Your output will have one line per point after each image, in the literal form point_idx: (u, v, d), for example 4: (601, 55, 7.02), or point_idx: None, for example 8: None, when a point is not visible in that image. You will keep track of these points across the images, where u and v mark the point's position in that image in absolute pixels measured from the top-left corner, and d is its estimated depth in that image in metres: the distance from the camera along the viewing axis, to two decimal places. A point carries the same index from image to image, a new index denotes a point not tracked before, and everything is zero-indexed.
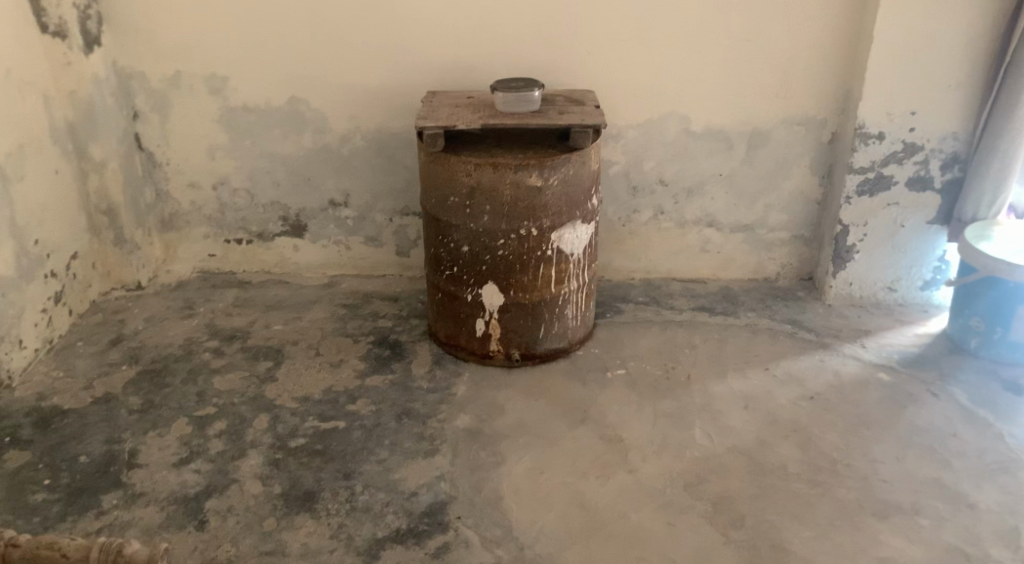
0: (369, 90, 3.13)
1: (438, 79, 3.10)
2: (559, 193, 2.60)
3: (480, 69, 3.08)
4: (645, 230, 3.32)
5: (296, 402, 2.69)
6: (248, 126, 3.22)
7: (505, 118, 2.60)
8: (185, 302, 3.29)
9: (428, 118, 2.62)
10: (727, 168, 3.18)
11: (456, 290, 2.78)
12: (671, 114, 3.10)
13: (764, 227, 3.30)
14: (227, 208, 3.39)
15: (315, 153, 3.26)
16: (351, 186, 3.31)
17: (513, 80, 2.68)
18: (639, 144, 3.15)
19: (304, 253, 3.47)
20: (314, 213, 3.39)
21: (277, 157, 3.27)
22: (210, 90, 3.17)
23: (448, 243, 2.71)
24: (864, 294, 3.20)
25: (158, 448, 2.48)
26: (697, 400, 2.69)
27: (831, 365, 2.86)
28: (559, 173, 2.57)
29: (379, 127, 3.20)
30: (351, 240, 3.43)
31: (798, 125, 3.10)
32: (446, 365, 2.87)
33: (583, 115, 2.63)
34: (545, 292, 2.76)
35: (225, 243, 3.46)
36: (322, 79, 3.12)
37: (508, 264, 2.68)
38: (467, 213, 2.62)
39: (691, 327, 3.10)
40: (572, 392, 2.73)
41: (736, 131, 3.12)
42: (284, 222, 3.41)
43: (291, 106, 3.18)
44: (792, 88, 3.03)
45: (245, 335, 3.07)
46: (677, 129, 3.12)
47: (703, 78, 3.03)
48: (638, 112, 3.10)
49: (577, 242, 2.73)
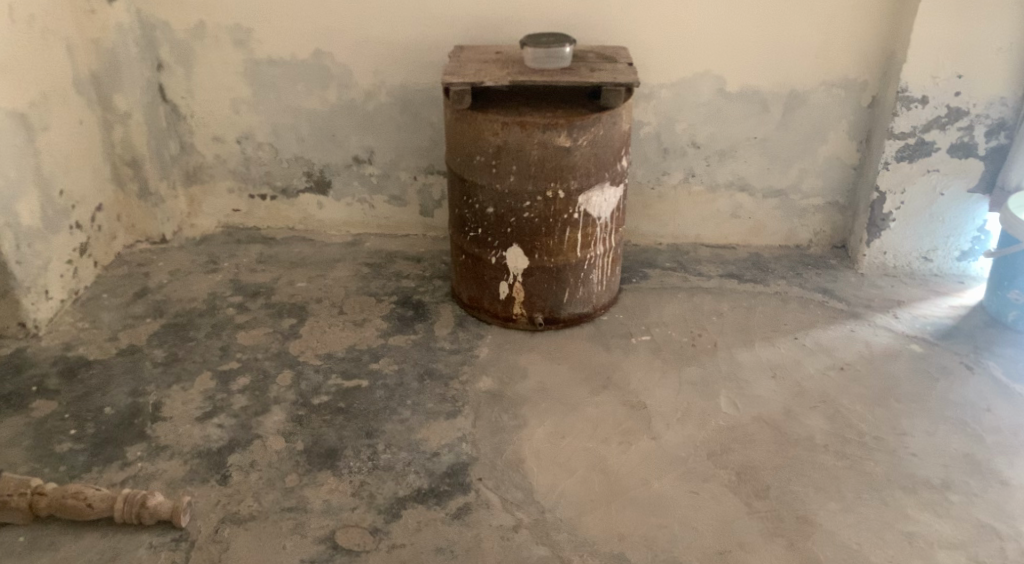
0: (396, 45, 3.07)
1: (466, 34, 3.03)
2: (587, 155, 2.54)
3: (510, 25, 3.00)
4: (675, 194, 3.26)
5: (319, 359, 2.69)
6: (273, 79, 3.18)
7: (534, 75, 2.52)
8: (210, 257, 3.29)
9: (454, 73, 2.55)
10: (761, 131, 3.10)
11: (481, 251, 2.77)
12: (705, 75, 3.01)
13: (798, 193, 3.22)
14: (252, 163, 3.36)
15: (340, 108, 3.21)
16: (376, 142, 3.27)
17: (544, 35, 2.58)
18: (670, 105, 3.07)
19: (328, 211, 3.44)
20: (338, 170, 3.35)
21: (302, 112, 3.23)
22: (236, 42, 3.12)
23: (474, 204, 2.69)
24: (898, 264, 3.12)
25: (181, 401, 2.49)
26: (722, 367, 2.65)
27: (861, 336, 2.79)
28: (589, 133, 2.51)
29: (404, 83, 3.14)
30: (375, 198, 3.40)
31: (837, 87, 3.00)
32: (470, 326, 2.86)
33: (615, 73, 2.55)
34: (571, 256, 2.73)
35: (249, 198, 3.44)
36: (348, 32, 3.06)
37: (533, 227, 2.65)
38: (493, 174, 2.58)
39: (718, 294, 3.05)
40: (595, 357, 2.70)
41: (771, 93, 3.03)
42: (308, 178, 3.38)
43: (316, 60, 3.12)
44: (832, 48, 2.93)
45: (269, 291, 3.06)
46: (711, 90, 3.03)
47: (740, 37, 2.93)
48: (672, 71, 3.01)
49: (604, 205, 2.69)
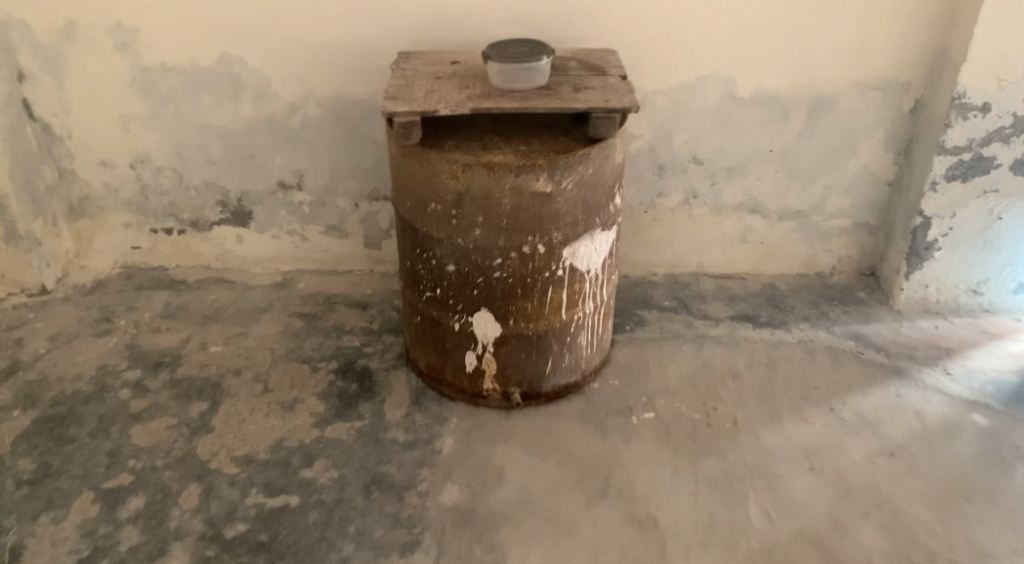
0: (322, 46, 2.43)
1: (411, 31, 2.39)
2: (573, 199, 2.00)
3: (466, 19, 2.36)
4: (672, 217, 2.71)
5: (236, 465, 2.10)
6: (168, 90, 2.52)
7: (502, 99, 1.94)
8: (103, 311, 2.65)
9: (398, 98, 1.97)
10: (779, 142, 2.53)
11: (440, 316, 2.19)
12: (711, 77, 2.41)
13: (821, 214, 2.66)
14: (150, 191, 2.71)
15: (257, 124, 2.57)
16: (305, 165, 2.65)
17: (512, 44, 2.00)
18: (668, 114, 2.49)
19: (250, 245, 2.82)
20: (260, 197, 2.72)
21: (210, 129, 2.58)
22: (116, 44, 2.44)
23: (429, 260, 2.12)
24: (942, 298, 2.60)
25: (50, 542, 1.90)
26: (747, 458, 2.11)
27: (909, 403, 2.27)
28: (575, 174, 1.96)
29: (336, 92, 2.50)
30: (308, 229, 2.79)
31: (873, 89, 2.42)
32: (429, 406, 2.28)
33: (606, 93, 1.98)
34: (554, 320, 2.17)
35: (151, 232, 2.79)
36: (261, 31, 2.41)
37: (507, 288, 2.08)
38: (454, 225, 2.02)
39: (731, 344, 2.51)
40: (588, 446, 2.15)
41: (793, 97, 2.44)
42: (223, 208, 2.74)
43: (223, 65, 2.47)
44: (869, 42, 2.35)
45: (175, 361, 2.45)
46: (718, 94, 2.45)
47: (756, 29, 2.34)
48: (671, 74, 2.41)
49: (594, 256, 2.14)
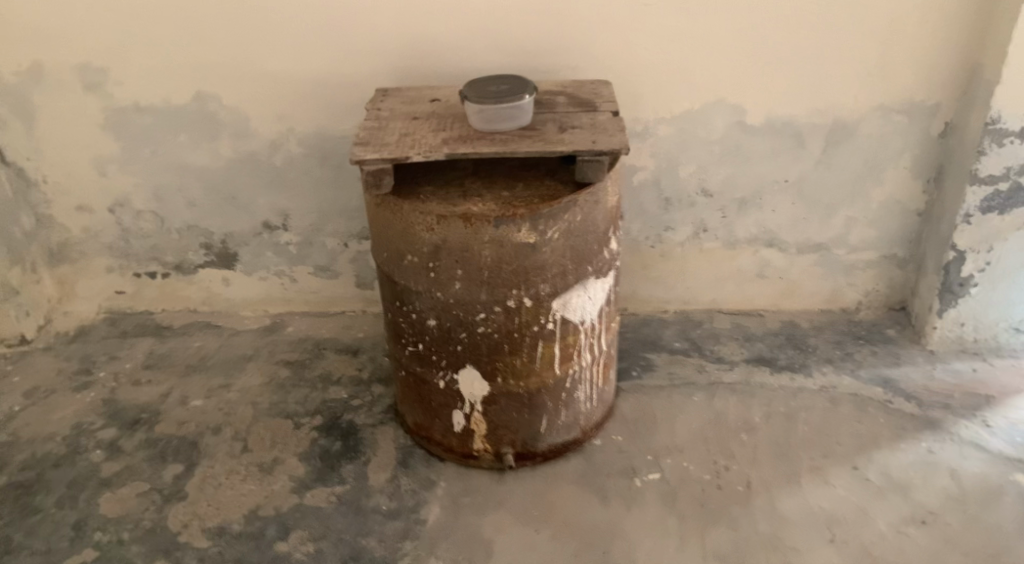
0: (302, 81, 2.28)
1: (393, 65, 2.23)
2: (561, 249, 1.82)
3: (452, 50, 2.20)
4: (682, 251, 2.52)
5: (207, 538, 1.96)
6: (144, 131, 2.39)
7: (481, 143, 1.79)
8: (83, 362, 2.53)
9: (369, 143, 1.82)
10: (795, 172, 2.34)
11: (424, 373, 2.03)
12: (718, 103, 2.24)
13: (844, 246, 2.46)
14: (132, 235, 2.59)
15: (238, 163, 2.43)
16: (290, 205, 2.51)
17: (493, 82, 1.84)
18: (673, 144, 2.32)
19: (237, 288, 2.69)
20: (244, 239, 2.59)
21: (190, 171, 2.46)
22: (86, 85, 2.32)
23: (409, 314, 1.96)
24: (980, 337, 2.37)
25: None
26: (761, 527, 1.92)
27: (944, 461, 2.06)
28: (561, 223, 1.79)
29: (319, 128, 2.36)
30: (297, 270, 2.64)
31: (896, 112, 2.23)
32: (416, 467, 2.12)
33: (595, 133, 1.82)
34: (547, 377, 1.99)
35: (135, 277, 2.67)
36: (237, 68, 2.27)
37: (493, 345, 1.91)
38: (432, 279, 1.86)
39: (746, 393, 2.31)
40: (586, 514, 1.97)
41: (808, 123, 2.26)
42: (207, 251, 2.61)
43: (198, 104, 2.34)
44: (892, 63, 2.16)
45: (153, 419, 2.32)
46: (726, 122, 2.27)
47: (766, 53, 2.16)
48: (675, 101, 2.24)
49: (588, 307, 1.97)
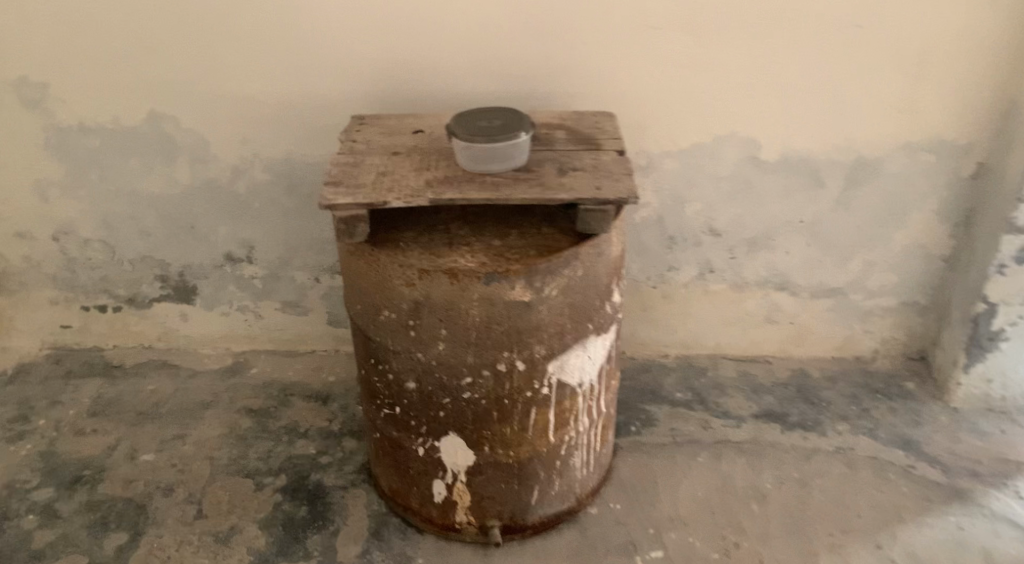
0: (268, 103, 2.04)
1: (371, 86, 2.00)
2: (559, 307, 1.61)
3: (437, 72, 1.97)
4: (685, 293, 2.31)
5: None
6: (91, 153, 2.15)
7: (470, 187, 1.57)
8: (21, 407, 2.28)
9: (342, 183, 1.59)
10: (812, 212, 2.13)
11: (401, 438, 1.80)
12: (730, 137, 2.02)
13: (860, 291, 2.26)
14: (78, 265, 2.34)
15: (196, 191, 2.19)
16: (255, 236, 2.26)
17: (484, 116, 1.63)
18: (678, 179, 2.10)
19: (196, 324, 2.44)
20: (204, 271, 2.34)
21: (142, 197, 2.21)
22: (25, 102, 2.07)
23: (385, 374, 1.73)
24: (1007, 394, 2.19)
25: None
26: None
27: (974, 540, 1.87)
28: (559, 279, 1.57)
29: (287, 154, 2.12)
30: (262, 306, 2.40)
31: (924, 151, 2.03)
32: (390, 540, 1.90)
33: (599, 177, 1.61)
34: (540, 445, 1.77)
35: (83, 310, 2.42)
36: (195, 86, 2.03)
37: (479, 411, 1.69)
38: (411, 338, 1.63)
39: (755, 454, 2.10)
40: None
41: (828, 160, 2.05)
42: (163, 283, 2.37)
43: (152, 125, 2.09)
44: (922, 98, 1.96)
45: (96, 476, 2.07)
46: (739, 157, 2.05)
47: (785, 84, 1.95)
48: (682, 133, 2.02)
49: (587, 368, 1.75)
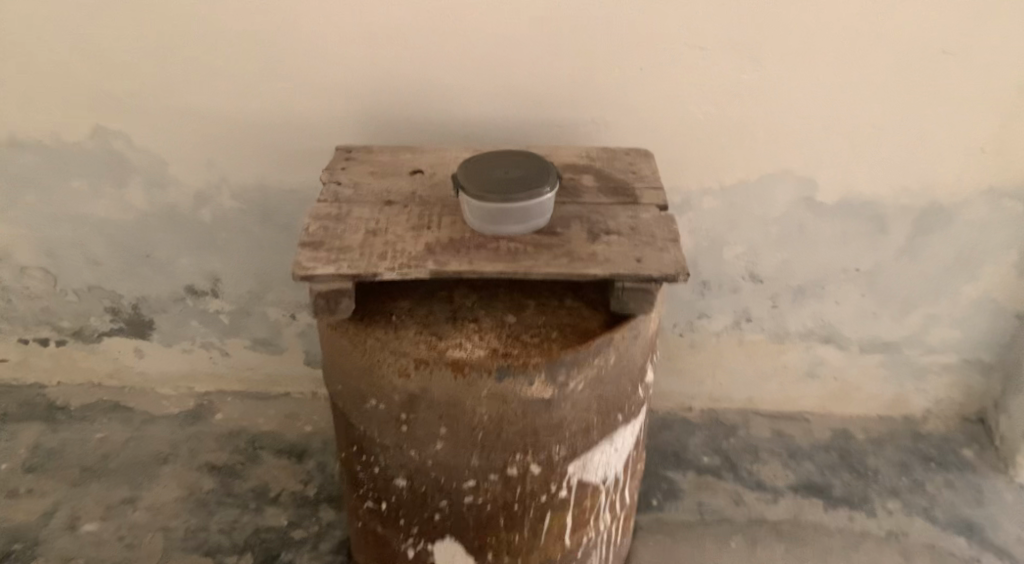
0: (238, 120, 1.72)
1: (361, 105, 1.68)
2: (585, 402, 1.31)
3: (441, 89, 1.65)
4: (717, 343, 2.01)
5: None
6: (25, 171, 1.81)
7: (480, 255, 1.27)
8: None
9: (323, 245, 1.29)
10: (871, 261, 1.84)
11: (387, 535, 1.50)
12: (782, 175, 1.73)
13: (918, 348, 1.97)
14: (15, 295, 2.01)
15: (151, 216, 1.87)
16: (221, 268, 1.95)
17: (499, 165, 1.32)
18: (718, 219, 1.80)
19: (154, 361, 2.13)
20: (162, 304, 2.02)
21: (88, 222, 1.88)
22: None
23: (370, 465, 1.43)
24: None
25: None
26: None
27: None
28: (587, 370, 1.27)
29: (260, 179, 1.80)
30: (229, 343, 2.09)
31: (1010, 199, 1.73)
32: None
33: (639, 243, 1.30)
34: (553, 550, 1.48)
35: (22, 343, 2.10)
36: (150, 99, 1.70)
37: (484, 517, 1.40)
38: (403, 433, 1.33)
39: (795, 539, 1.83)
40: None
41: (895, 205, 1.75)
42: (114, 316, 2.04)
43: (97, 142, 1.76)
44: (1015, 139, 1.66)
45: (30, 552, 1.78)
46: (790, 198, 1.76)
47: (852, 118, 1.65)
48: (726, 169, 1.73)
49: (613, 462, 1.44)
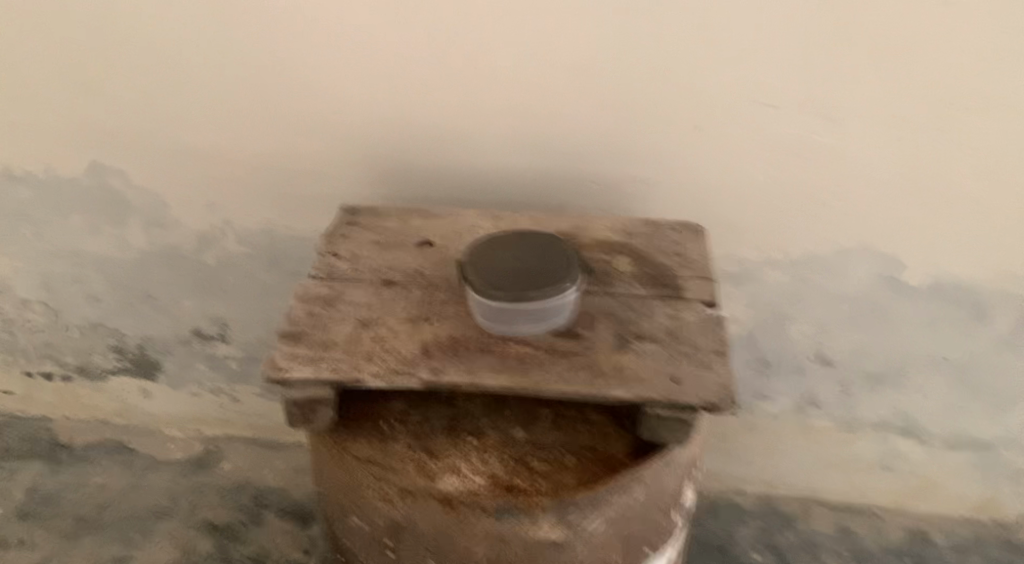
0: (241, 163, 1.54)
1: (376, 152, 1.48)
2: (605, 543, 1.09)
3: (465, 137, 1.44)
4: (775, 426, 1.76)
5: None
6: (22, 204, 1.68)
7: (484, 363, 1.06)
8: None
9: (304, 337, 1.10)
10: (964, 351, 1.56)
11: None
12: (861, 251, 1.46)
13: (1015, 449, 1.68)
14: (17, 328, 1.90)
15: (153, 257, 1.71)
16: (228, 313, 1.79)
17: (512, 252, 1.11)
18: (783, 295, 1.55)
19: (160, 402, 1.99)
20: (167, 346, 1.87)
21: (88, 258, 1.74)
22: None
23: None
24: None
25: None
26: None
27: None
28: (607, 510, 1.06)
29: (267, 225, 1.62)
30: (238, 390, 1.93)
31: None
32: None
33: (677, 356, 1.07)
34: None
35: (26, 376, 1.99)
36: (148, 137, 1.54)
37: None
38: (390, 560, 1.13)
39: None
40: None
41: (998, 292, 1.47)
42: (118, 355, 1.91)
43: (94, 178, 1.61)
44: None
45: None
46: (870, 276, 1.49)
47: (952, 193, 1.37)
48: (795, 240, 1.47)
49: None
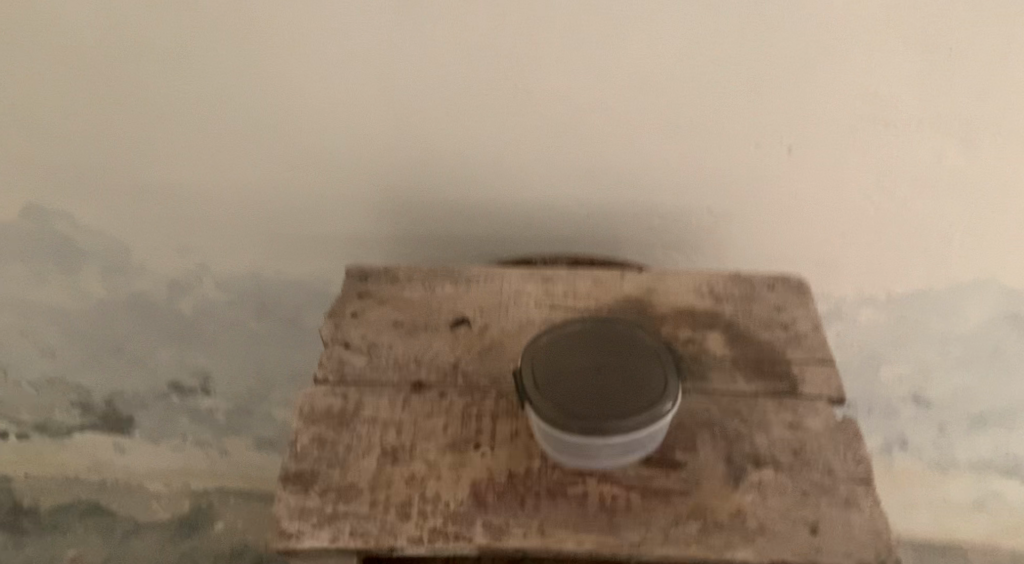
0: (215, 203, 1.24)
1: (384, 186, 1.19)
2: None
3: (496, 168, 1.15)
4: None
5: None
6: None
7: (558, 514, 0.80)
8: None
9: (315, 483, 0.83)
10: None
11: None
12: (982, 286, 1.20)
13: None
14: None
15: (114, 309, 1.42)
16: (210, 365, 1.51)
17: (584, 358, 0.84)
18: (880, 335, 1.29)
19: (138, 456, 1.72)
20: (141, 401, 1.60)
21: (35, 311, 1.45)
22: None
23: None
24: None
25: None
26: None
27: None
28: None
29: (252, 272, 1.33)
30: (228, 442, 1.67)
31: None
32: None
33: (810, 492, 0.82)
34: None
35: None
36: (94, 175, 1.23)
37: None
38: None
39: None
40: None
41: None
42: (84, 411, 1.63)
43: (32, 223, 1.30)
44: None
45: None
46: (989, 313, 1.23)
47: None
48: (902, 275, 1.21)
49: None
